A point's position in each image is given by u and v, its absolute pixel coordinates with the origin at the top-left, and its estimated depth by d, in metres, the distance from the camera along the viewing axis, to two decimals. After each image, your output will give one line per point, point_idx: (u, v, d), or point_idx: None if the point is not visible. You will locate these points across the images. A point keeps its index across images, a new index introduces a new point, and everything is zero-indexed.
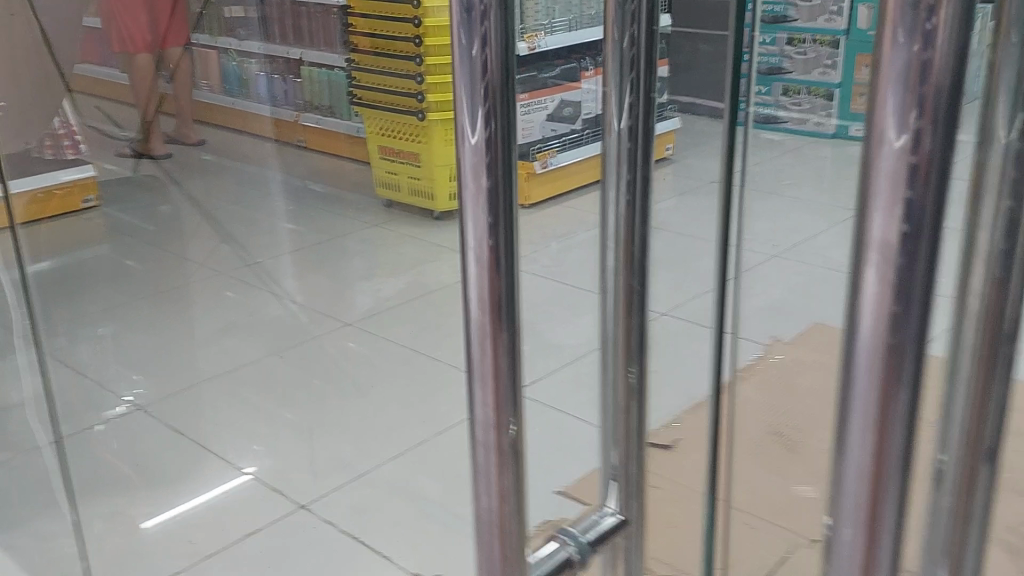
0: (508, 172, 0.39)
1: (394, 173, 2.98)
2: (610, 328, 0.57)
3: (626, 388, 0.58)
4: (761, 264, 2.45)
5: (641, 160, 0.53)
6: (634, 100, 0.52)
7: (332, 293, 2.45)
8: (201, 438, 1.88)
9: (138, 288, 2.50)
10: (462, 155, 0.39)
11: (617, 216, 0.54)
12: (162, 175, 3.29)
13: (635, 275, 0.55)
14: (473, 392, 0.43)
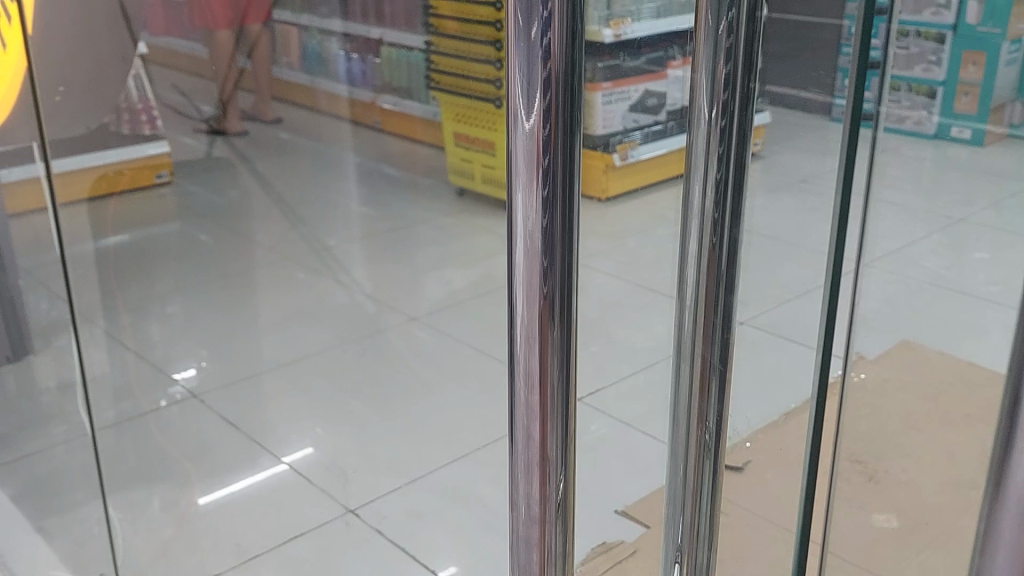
0: (566, 165, 0.39)
1: (468, 160, 2.92)
2: (681, 362, 0.50)
3: (697, 439, 0.50)
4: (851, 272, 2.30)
5: (729, 163, 0.46)
6: (729, 95, 0.44)
7: (399, 284, 2.39)
8: (255, 430, 1.85)
9: (205, 269, 2.50)
10: (513, 145, 0.39)
11: (699, 231, 0.47)
12: (239, 154, 3.30)
13: (722, 298, 0.48)
14: (517, 379, 0.44)
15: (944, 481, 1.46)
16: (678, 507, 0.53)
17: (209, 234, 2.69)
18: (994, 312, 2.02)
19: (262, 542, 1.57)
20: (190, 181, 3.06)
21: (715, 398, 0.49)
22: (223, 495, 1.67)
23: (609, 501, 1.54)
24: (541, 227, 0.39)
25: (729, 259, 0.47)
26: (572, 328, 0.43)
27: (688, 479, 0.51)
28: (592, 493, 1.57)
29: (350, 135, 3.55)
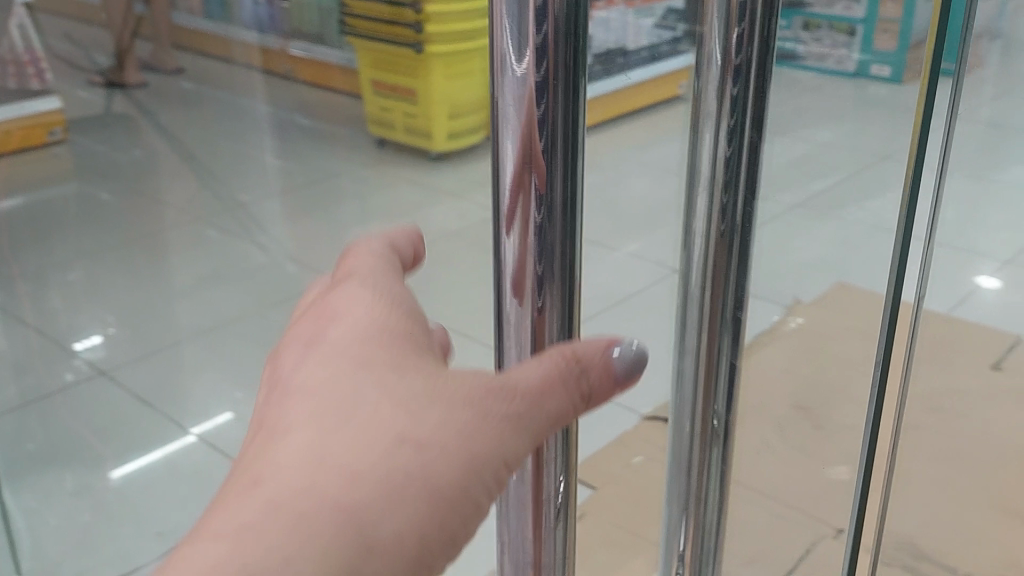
0: (565, 120, 0.37)
1: (388, 110, 2.81)
2: (684, 342, 0.46)
3: (700, 427, 0.46)
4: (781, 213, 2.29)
5: (742, 137, 0.40)
6: (741, 58, 0.38)
7: (319, 242, 2.29)
8: (172, 404, 1.75)
9: (107, 231, 2.35)
10: (501, 77, 0.37)
11: (705, 213, 0.41)
12: (141, 108, 3.10)
13: (734, 285, 0.43)
14: (507, 344, 0.42)
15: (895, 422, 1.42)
16: (684, 494, 0.49)
17: (111, 193, 2.53)
18: (923, 253, 2.03)
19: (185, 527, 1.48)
20: (87, 138, 2.87)
21: (727, 380, 0.45)
22: (139, 467, 1.60)
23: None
24: (537, 179, 0.37)
25: (742, 239, 0.42)
26: (572, 296, 0.41)
27: (692, 468, 0.48)
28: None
29: (259, 83, 3.38)
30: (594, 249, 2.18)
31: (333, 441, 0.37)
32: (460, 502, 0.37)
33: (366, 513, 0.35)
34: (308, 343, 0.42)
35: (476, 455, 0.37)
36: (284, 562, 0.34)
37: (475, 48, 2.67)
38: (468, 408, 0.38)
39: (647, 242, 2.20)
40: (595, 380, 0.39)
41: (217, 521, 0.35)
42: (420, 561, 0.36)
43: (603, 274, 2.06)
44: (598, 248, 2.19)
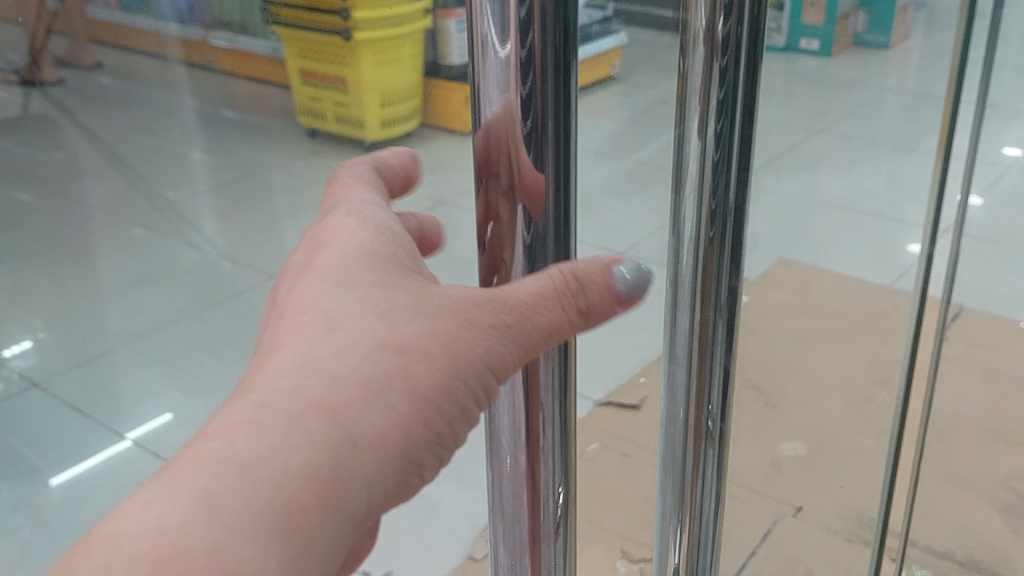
0: (556, 104, 0.37)
1: (317, 100, 2.74)
2: (675, 337, 0.47)
3: (695, 420, 0.48)
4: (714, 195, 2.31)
5: (729, 141, 0.41)
6: (726, 63, 0.39)
7: (253, 238, 2.22)
8: (108, 412, 1.67)
9: (27, 235, 2.24)
10: (485, 72, 0.37)
11: (695, 204, 0.43)
12: (58, 106, 2.98)
13: (725, 276, 0.44)
14: None
15: (839, 401, 1.51)
16: (680, 472, 0.50)
17: (29, 195, 2.42)
18: (856, 224, 2.05)
19: None
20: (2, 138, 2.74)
21: (721, 364, 0.47)
22: (73, 474, 1.54)
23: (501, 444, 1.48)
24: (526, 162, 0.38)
25: (730, 235, 0.43)
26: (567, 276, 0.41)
27: (687, 458, 0.49)
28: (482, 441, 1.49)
29: (182, 75, 3.28)
30: None
31: (320, 350, 0.38)
32: (445, 403, 0.38)
33: (345, 412, 0.36)
34: (302, 271, 0.43)
35: (462, 361, 0.38)
36: (272, 458, 0.35)
37: (404, 34, 2.62)
38: (455, 315, 0.39)
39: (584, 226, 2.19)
40: (595, 296, 0.39)
41: (211, 427, 0.37)
42: (406, 459, 0.37)
43: None
44: None
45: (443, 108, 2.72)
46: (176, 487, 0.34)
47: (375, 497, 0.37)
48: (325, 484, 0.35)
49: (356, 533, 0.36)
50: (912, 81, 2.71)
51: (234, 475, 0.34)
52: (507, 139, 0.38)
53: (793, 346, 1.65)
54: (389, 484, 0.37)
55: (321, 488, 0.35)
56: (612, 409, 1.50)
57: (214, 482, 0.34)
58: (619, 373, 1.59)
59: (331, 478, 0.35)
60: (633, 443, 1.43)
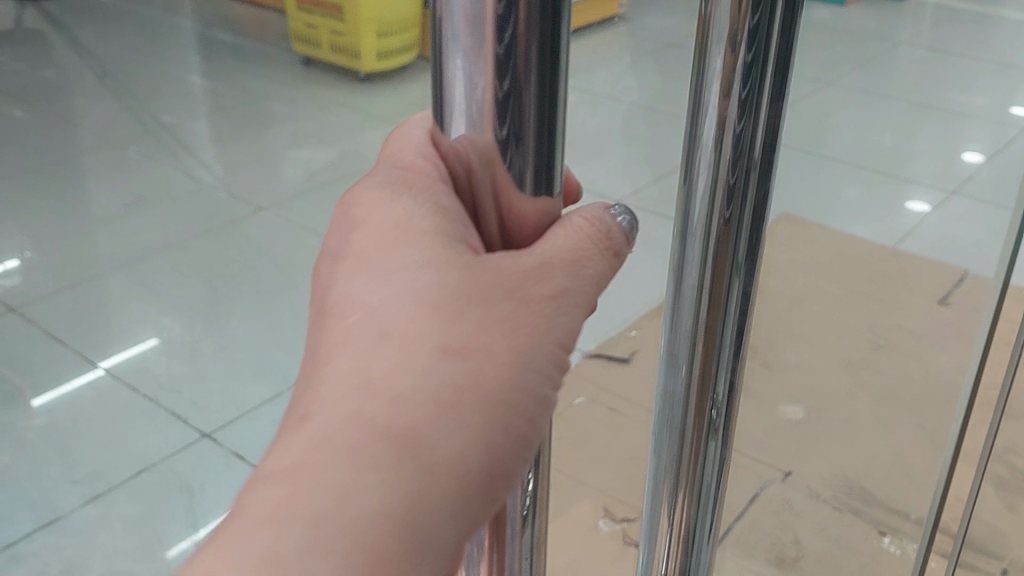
0: (543, 35, 0.25)
1: (314, 27, 2.63)
2: None
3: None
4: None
5: (776, 108, 0.33)
6: (760, 18, 0.30)
7: (241, 167, 2.16)
8: (88, 341, 1.63)
9: (14, 152, 2.18)
10: (447, 19, 0.26)
11: None
12: (49, 18, 2.88)
13: None
14: None
15: (835, 362, 1.48)
16: None
17: (17, 112, 2.34)
18: (857, 180, 2.01)
19: (106, 474, 1.39)
20: None
21: None
22: (50, 401, 1.50)
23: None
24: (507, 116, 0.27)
25: (765, 217, 0.36)
26: (600, 242, 0.34)
27: None
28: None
29: None
30: None
31: (372, 373, 0.31)
32: (523, 408, 0.32)
33: (418, 436, 0.30)
34: (336, 259, 0.36)
35: (527, 348, 0.32)
36: (342, 501, 0.29)
37: None
38: (513, 296, 0.32)
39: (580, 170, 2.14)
40: (618, 237, 0.36)
41: (266, 467, 0.31)
42: (495, 479, 0.31)
43: None
44: None
45: None
46: (234, 555, 0.29)
47: (461, 531, 0.31)
48: (410, 524, 0.29)
49: (445, 568, 0.31)
50: (922, 38, 2.64)
51: (306, 532, 0.29)
52: (477, 104, 0.27)
53: (792, 306, 1.61)
54: (466, 507, 0.31)
55: (406, 531, 0.29)
56: (601, 361, 1.46)
57: (283, 539, 0.29)
58: (610, 323, 1.54)
59: (412, 516, 0.29)
60: (622, 399, 1.39)
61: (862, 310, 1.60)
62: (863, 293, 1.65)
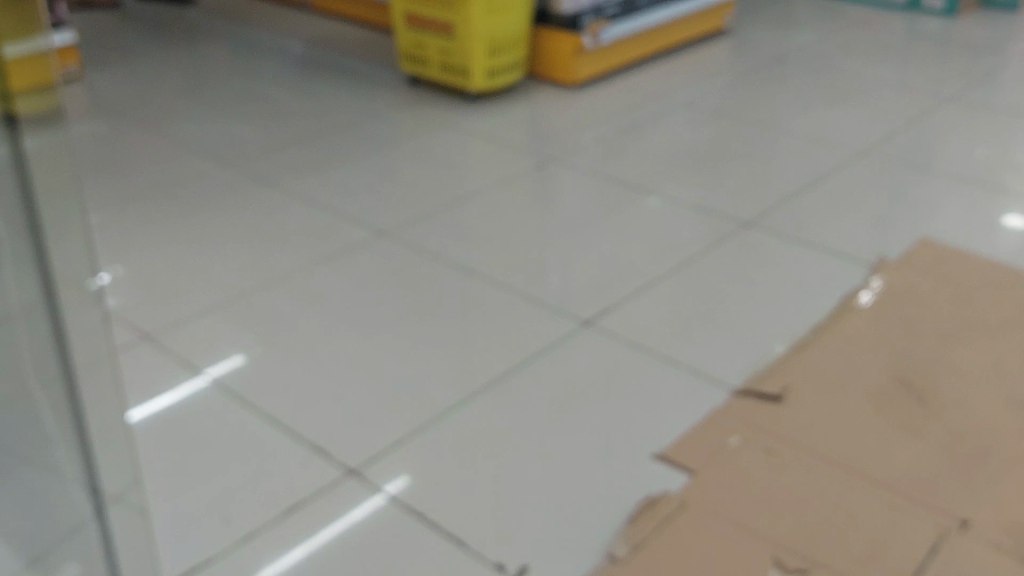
0: None
1: (421, 45, 2.54)
2: None
3: None
4: (825, 177, 2.25)
5: None
6: None
7: (357, 192, 2.17)
8: (223, 367, 1.60)
9: (134, 178, 2.23)
10: None
11: None
12: (161, 49, 2.99)
13: None
14: None
15: (998, 400, 1.40)
16: None
17: (135, 140, 2.41)
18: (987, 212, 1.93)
19: (255, 499, 1.32)
20: (107, 80, 2.75)
21: None
22: (153, 409, 1.51)
23: (620, 424, 1.42)
24: None
25: None
26: None
27: None
28: (581, 427, 1.43)
29: (280, 17, 3.29)
30: (646, 208, 2.10)
31: None
32: None
33: None
34: None
35: None
36: None
37: None
38: None
39: (692, 199, 2.14)
40: None
41: None
42: None
43: (655, 238, 1.97)
44: (650, 207, 2.10)
45: (550, 56, 2.65)
46: None
47: None
48: None
49: None
50: None
51: None
52: None
53: (943, 342, 1.54)
54: None
55: None
56: (749, 399, 1.43)
57: None
58: (743, 362, 1.55)
59: None
60: (776, 439, 1.34)
61: (1015, 344, 1.53)
62: (1014, 327, 1.58)
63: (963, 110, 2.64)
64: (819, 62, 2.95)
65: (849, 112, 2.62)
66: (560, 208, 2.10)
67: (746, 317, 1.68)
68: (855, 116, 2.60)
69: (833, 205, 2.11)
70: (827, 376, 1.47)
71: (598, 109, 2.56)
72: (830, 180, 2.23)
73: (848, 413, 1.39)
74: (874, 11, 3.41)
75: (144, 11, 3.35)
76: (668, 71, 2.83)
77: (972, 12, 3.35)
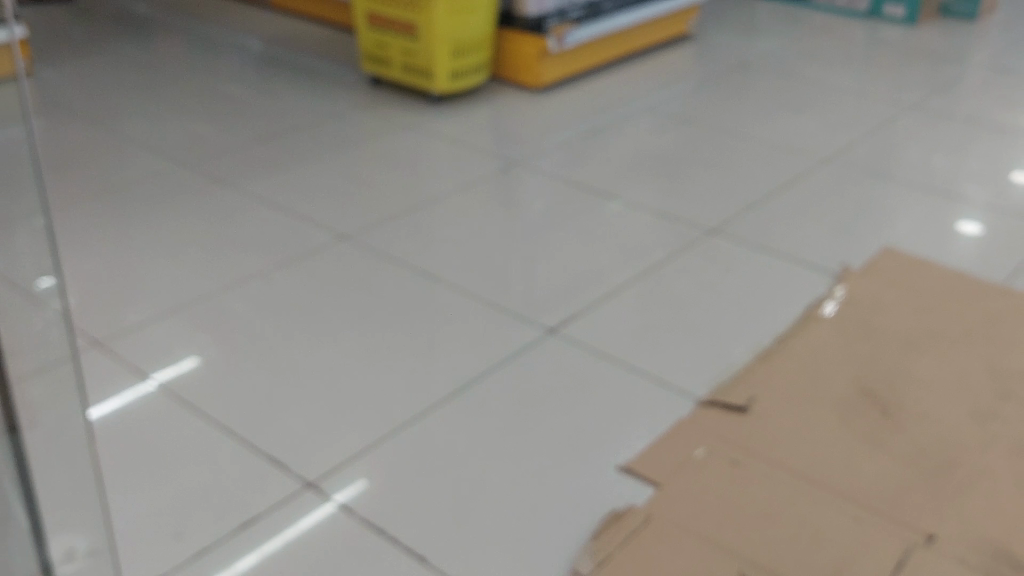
0: None
1: (385, 46, 2.50)
2: None
3: None
4: (789, 184, 2.25)
5: None
6: None
7: (318, 194, 2.12)
8: (179, 373, 1.56)
9: (88, 176, 2.17)
10: None
11: None
12: (119, 44, 2.93)
13: None
14: None
15: (962, 412, 1.40)
16: None
17: (89, 136, 2.34)
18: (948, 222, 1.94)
19: (210, 511, 1.28)
20: (62, 76, 2.68)
21: None
22: (103, 413, 1.46)
23: (585, 437, 1.40)
24: None
25: None
26: None
27: None
28: (548, 439, 1.40)
29: (242, 14, 3.23)
30: (611, 214, 2.08)
31: None
32: None
33: None
34: None
35: None
36: None
37: None
38: None
39: (658, 205, 2.12)
40: None
41: None
42: None
43: (620, 244, 1.96)
44: (616, 212, 2.09)
45: (515, 59, 2.62)
46: None
47: None
48: None
49: None
50: None
51: None
52: None
53: (906, 351, 1.55)
54: None
55: None
56: (716, 410, 1.42)
57: None
58: (710, 372, 1.54)
59: None
60: (743, 451, 1.33)
61: (978, 353, 1.54)
62: (976, 336, 1.59)
63: (923, 118, 2.66)
64: (782, 69, 2.96)
65: (812, 120, 2.63)
66: (525, 212, 2.08)
67: (714, 326, 1.67)
68: (818, 124, 2.61)
69: (797, 212, 2.11)
70: (793, 387, 1.46)
71: (563, 112, 2.55)
72: (794, 187, 2.23)
73: (814, 425, 1.38)
74: (835, 18, 3.43)
75: (101, 6, 3.28)
76: (633, 76, 2.82)
77: (930, 21, 3.39)
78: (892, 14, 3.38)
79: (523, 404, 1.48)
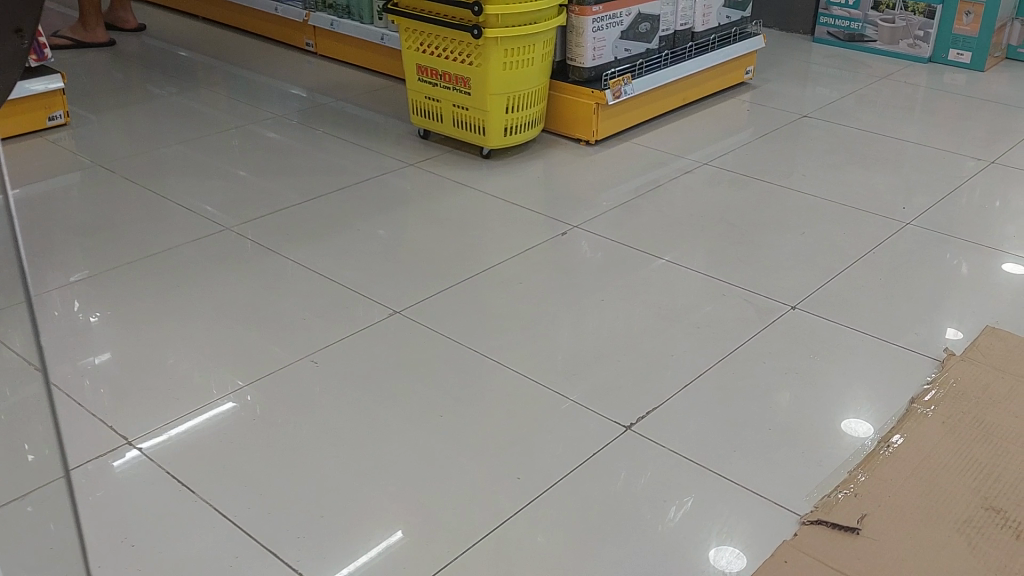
0: None
1: (435, 99, 2.37)
2: None
3: None
4: (872, 247, 2.07)
5: None
6: None
7: (365, 260, 1.97)
8: (218, 476, 1.36)
9: (123, 236, 2.03)
10: None
11: None
12: (160, 90, 2.82)
13: None
14: None
15: None
16: None
17: (125, 192, 2.22)
18: None
19: None
20: (98, 125, 2.57)
21: None
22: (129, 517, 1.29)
23: (683, 568, 1.21)
24: None
25: None
26: None
27: None
28: (639, 566, 1.21)
29: (283, 60, 3.12)
30: (683, 283, 1.91)
31: None
32: None
33: None
34: None
35: None
36: None
37: (540, 32, 2.20)
38: None
39: (732, 273, 1.95)
40: None
41: None
42: None
43: (697, 318, 1.78)
44: (688, 281, 1.91)
45: (569, 112, 2.47)
46: None
47: None
48: None
49: None
50: None
51: None
52: None
53: None
54: None
55: None
56: (824, 531, 1.25)
57: None
58: (814, 480, 1.36)
59: None
60: None
61: None
62: None
63: (1006, 172, 2.48)
64: (847, 120, 2.80)
65: (888, 175, 2.45)
66: (588, 281, 1.91)
67: (812, 423, 1.49)
68: (895, 179, 2.43)
69: (884, 279, 1.93)
70: (908, 502, 1.29)
71: (623, 169, 2.39)
72: (877, 251, 2.06)
73: (938, 551, 1.21)
74: (897, 64, 3.28)
75: (140, 51, 3.18)
76: (693, 128, 2.67)
77: (999, 67, 3.23)
78: (958, 60, 3.22)
79: (611, 518, 1.29)
